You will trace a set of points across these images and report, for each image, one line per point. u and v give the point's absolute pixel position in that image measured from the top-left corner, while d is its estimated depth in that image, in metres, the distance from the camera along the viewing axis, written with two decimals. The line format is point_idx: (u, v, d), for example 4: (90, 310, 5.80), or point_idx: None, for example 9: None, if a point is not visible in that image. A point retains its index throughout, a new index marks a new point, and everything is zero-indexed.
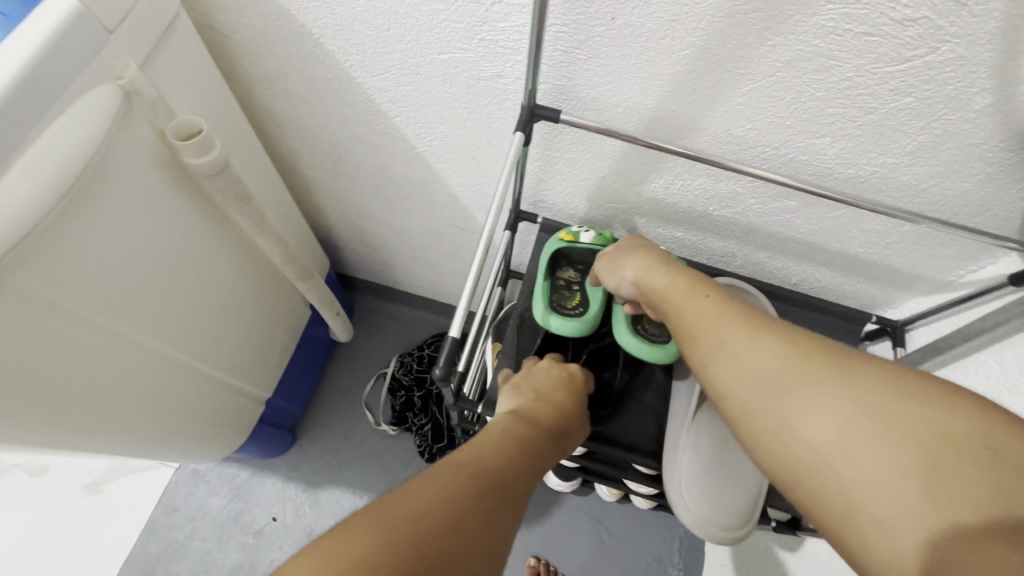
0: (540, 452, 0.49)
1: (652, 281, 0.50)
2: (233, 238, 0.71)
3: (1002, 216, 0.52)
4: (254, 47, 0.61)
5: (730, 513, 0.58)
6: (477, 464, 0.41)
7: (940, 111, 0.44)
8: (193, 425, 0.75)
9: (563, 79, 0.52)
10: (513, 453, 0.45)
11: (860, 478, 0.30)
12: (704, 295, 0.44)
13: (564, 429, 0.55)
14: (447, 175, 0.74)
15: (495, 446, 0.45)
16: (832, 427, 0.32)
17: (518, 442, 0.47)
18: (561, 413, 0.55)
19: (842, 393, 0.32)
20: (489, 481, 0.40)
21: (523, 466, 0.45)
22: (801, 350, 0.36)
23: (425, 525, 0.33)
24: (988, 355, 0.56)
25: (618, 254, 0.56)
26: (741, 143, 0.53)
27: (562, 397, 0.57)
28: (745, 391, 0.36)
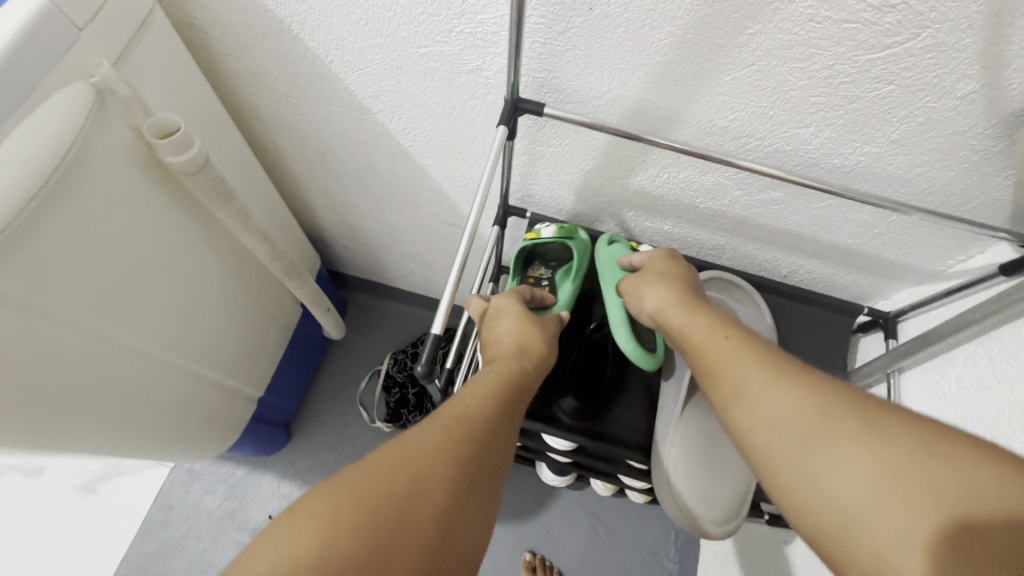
0: (506, 393, 0.46)
1: (671, 316, 0.51)
2: (217, 236, 0.70)
3: (989, 205, 0.51)
4: (234, 44, 0.60)
5: (717, 509, 0.58)
6: (423, 432, 0.38)
7: (923, 98, 0.44)
8: (184, 424, 0.75)
9: (544, 71, 0.52)
10: (474, 409, 0.42)
11: (879, 531, 0.31)
12: (724, 336, 0.45)
13: (524, 353, 0.52)
14: (433, 170, 0.73)
15: (450, 407, 0.42)
16: (852, 481, 0.33)
17: (475, 393, 0.45)
18: (523, 342, 0.53)
19: (862, 449, 0.33)
20: (431, 455, 0.37)
21: (489, 419, 0.42)
22: (823, 401, 0.37)
23: (344, 537, 0.31)
24: (977, 345, 0.55)
25: (639, 283, 0.57)
26: (725, 134, 0.53)
27: (517, 325, 0.55)
28: (768, 442, 0.38)
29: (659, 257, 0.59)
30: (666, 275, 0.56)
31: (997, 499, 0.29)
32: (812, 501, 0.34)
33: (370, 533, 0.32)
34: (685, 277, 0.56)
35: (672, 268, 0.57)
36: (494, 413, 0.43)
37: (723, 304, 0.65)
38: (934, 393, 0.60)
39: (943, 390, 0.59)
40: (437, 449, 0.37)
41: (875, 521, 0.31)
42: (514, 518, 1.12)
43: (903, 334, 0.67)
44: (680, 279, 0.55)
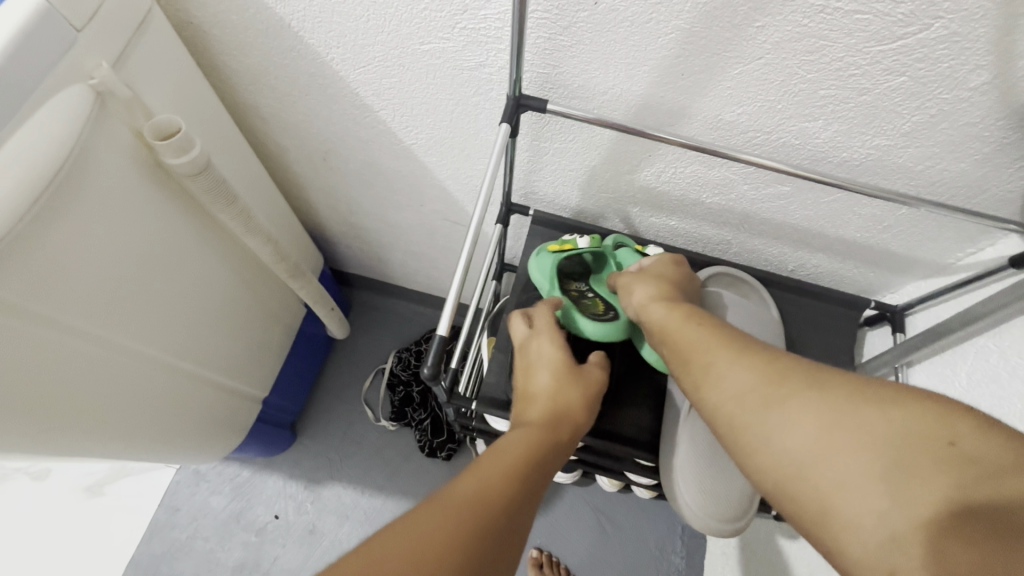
0: (539, 471, 0.41)
1: (652, 311, 0.49)
2: (219, 238, 0.70)
3: (1001, 196, 0.51)
4: (234, 43, 0.60)
5: (726, 506, 0.58)
6: (443, 525, 0.33)
7: (934, 90, 0.43)
8: (190, 426, 0.75)
9: (548, 67, 0.51)
10: (503, 493, 0.37)
11: (838, 488, 0.31)
12: (699, 321, 0.44)
13: (560, 420, 0.48)
14: (436, 168, 0.73)
15: (474, 484, 0.37)
16: (807, 442, 0.33)
17: (506, 467, 0.39)
18: (555, 400, 0.49)
19: (816, 410, 0.34)
20: (452, 557, 0.31)
21: (519, 505, 0.37)
22: (777, 371, 0.37)
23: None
24: (987, 339, 0.55)
25: (629, 280, 0.55)
26: (732, 128, 0.52)
27: (551, 385, 0.50)
28: (729, 413, 0.37)
29: (664, 262, 0.57)
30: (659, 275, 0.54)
31: (937, 441, 0.30)
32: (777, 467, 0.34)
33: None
34: (674, 280, 0.54)
35: (665, 271, 0.55)
36: (526, 500, 0.38)
37: (731, 299, 0.64)
38: (943, 387, 0.60)
39: (953, 384, 0.59)
40: (459, 549, 0.32)
41: (831, 476, 0.31)
42: None
43: (912, 328, 0.66)
44: (668, 280, 0.54)
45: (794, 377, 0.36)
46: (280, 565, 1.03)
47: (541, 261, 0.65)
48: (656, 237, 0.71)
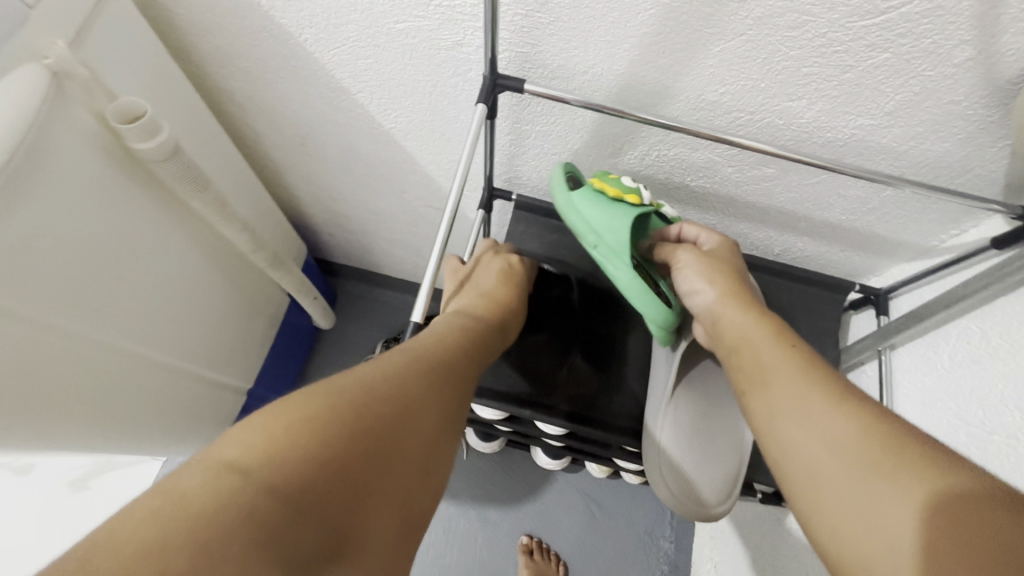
0: (483, 352, 0.51)
1: (725, 312, 0.52)
2: (192, 224, 0.68)
3: (984, 177, 0.50)
4: (202, 22, 0.58)
5: (707, 489, 0.58)
6: (408, 368, 0.41)
7: (918, 67, 0.42)
8: (171, 418, 0.74)
9: (526, 46, 0.49)
10: (456, 359, 0.46)
11: (883, 526, 0.32)
12: (789, 346, 0.45)
13: (506, 322, 0.58)
14: (417, 153, 0.71)
15: (432, 350, 0.45)
16: (871, 483, 0.34)
17: (453, 342, 0.48)
18: (502, 296, 0.60)
19: (888, 460, 0.34)
20: (416, 389, 0.40)
21: (465, 368, 0.47)
22: (861, 416, 0.38)
23: (339, 441, 0.34)
24: (969, 320, 0.55)
25: (694, 262, 0.56)
26: (715, 108, 0.51)
27: (503, 296, 0.60)
28: (802, 441, 0.39)
29: (721, 249, 0.58)
30: (725, 266, 0.55)
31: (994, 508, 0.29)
32: (836, 512, 0.35)
33: (365, 444, 0.35)
34: (740, 272, 0.56)
35: (728, 261, 0.56)
36: (473, 368, 0.48)
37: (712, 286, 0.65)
38: (925, 368, 0.60)
39: (935, 365, 0.59)
40: (420, 385, 0.41)
41: (881, 516, 0.33)
42: (511, 502, 1.12)
43: (896, 310, 0.66)
44: (735, 273, 0.55)
45: (879, 429, 0.36)
46: None
47: (610, 216, 0.55)
48: None
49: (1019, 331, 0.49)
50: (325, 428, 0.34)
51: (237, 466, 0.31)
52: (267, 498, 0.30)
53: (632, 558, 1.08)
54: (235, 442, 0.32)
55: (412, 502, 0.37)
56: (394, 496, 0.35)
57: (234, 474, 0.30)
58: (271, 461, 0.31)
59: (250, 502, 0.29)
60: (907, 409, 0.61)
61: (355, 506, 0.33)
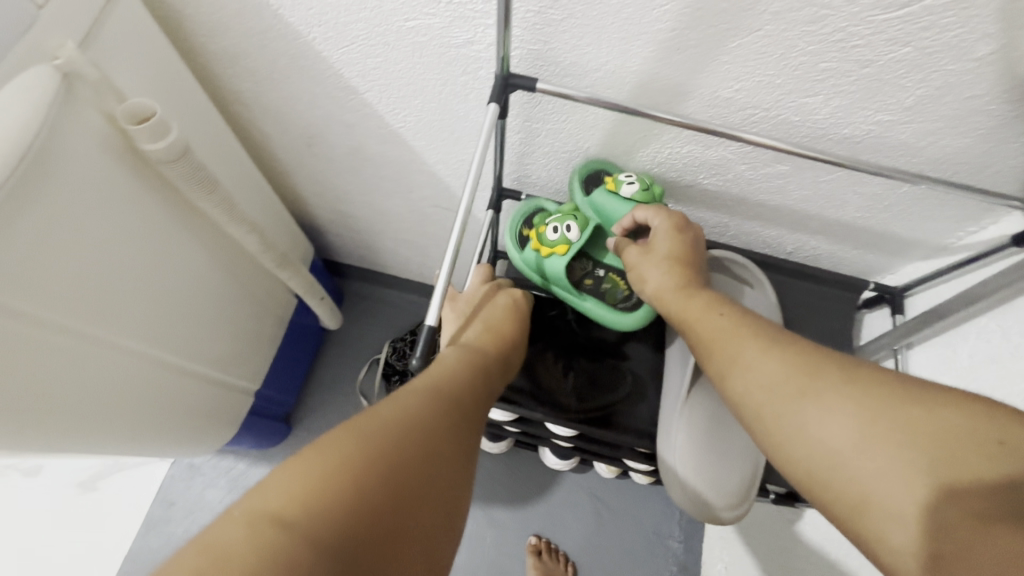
0: (492, 384, 0.52)
1: (670, 301, 0.52)
2: (201, 226, 0.68)
3: (1004, 173, 0.49)
4: (210, 22, 0.57)
5: (725, 494, 0.58)
6: (425, 407, 0.42)
7: (939, 61, 0.41)
8: (180, 420, 0.74)
9: (538, 43, 0.49)
10: (470, 394, 0.47)
11: (874, 477, 0.33)
12: (719, 314, 0.47)
13: (510, 356, 0.57)
14: (425, 152, 0.71)
15: (444, 383, 0.46)
16: (848, 435, 0.35)
17: (464, 374, 0.49)
18: (509, 332, 0.59)
19: (853, 407, 0.35)
20: (436, 427, 0.41)
21: (478, 400, 0.48)
22: (813, 364, 0.39)
23: (370, 486, 0.35)
24: (989, 319, 0.54)
25: (637, 261, 0.57)
26: (730, 105, 0.50)
27: (508, 329, 0.59)
28: (764, 399, 0.40)
29: (666, 232, 0.57)
30: (669, 253, 0.56)
31: (979, 439, 0.31)
32: (817, 462, 0.36)
33: (394, 485, 0.36)
34: (687, 254, 0.56)
35: (673, 245, 0.56)
36: (485, 399, 0.49)
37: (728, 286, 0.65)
38: (943, 368, 0.59)
39: (953, 364, 0.58)
40: (439, 422, 0.42)
41: (868, 467, 0.33)
42: (519, 502, 1.11)
43: (911, 309, 0.66)
44: (681, 259, 0.55)
45: (824, 372, 0.38)
46: None
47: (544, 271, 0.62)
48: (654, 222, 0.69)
49: None
50: (359, 471, 0.35)
51: (277, 520, 0.32)
52: (310, 553, 0.31)
53: (641, 558, 1.08)
54: (270, 492, 0.33)
55: (442, 541, 0.38)
56: (426, 537, 0.36)
57: (278, 530, 0.31)
58: (309, 511, 0.32)
59: (294, 557, 0.30)
60: None
61: (396, 542, 0.34)
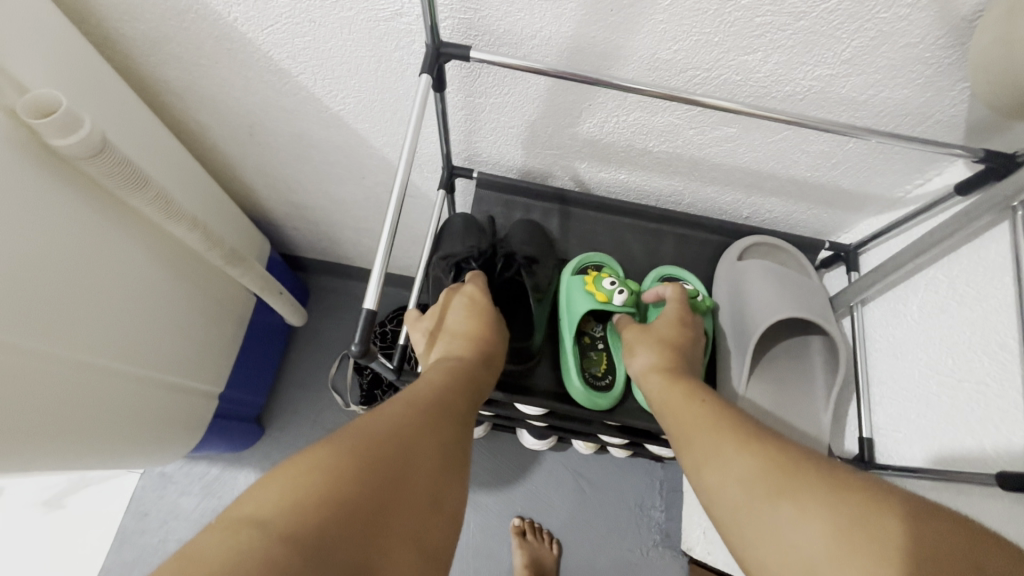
0: (475, 388, 0.49)
1: (650, 382, 0.52)
2: (134, 223, 0.64)
3: (945, 122, 0.49)
4: (123, 7, 0.54)
5: None
6: (404, 410, 0.41)
7: (872, 9, 0.41)
8: (137, 431, 0.71)
9: (469, 11, 0.47)
10: (450, 397, 0.45)
11: None
12: (700, 401, 0.46)
13: (488, 353, 0.55)
14: (370, 135, 0.68)
15: (426, 391, 0.44)
16: (818, 548, 0.33)
17: (442, 383, 0.47)
18: (479, 337, 0.56)
19: (823, 515, 0.34)
20: (414, 429, 0.39)
21: (460, 399, 0.46)
22: (786, 461, 0.38)
23: (349, 481, 0.33)
24: (936, 270, 0.55)
25: (634, 339, 0.58)
26: (671, 67, 0.49)
27: (477, 329, 0.57)
28: (733, 493, 0.39)
29: (670, 320, 0.58)
30: (664, 337, 0.56)
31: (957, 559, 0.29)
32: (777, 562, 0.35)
33: (373, 485, 0.34)
34: (681, 345, 0.56)
35: (672, 332, 0.57)
36: (470, 404, 0.47)
37: (762, 265, 0.63)
38: (895, 321, 0.60)
39: (904, 317, 0.58)
40: (418, 427, 0.39)
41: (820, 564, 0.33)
42: (501, 485, 1.12)
43: (865, 265, 0.66)
44: (675, 347, 0.55)
45: (794, 468, 0.37)
46: None
47: (574, 302, 0.62)
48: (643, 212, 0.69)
49: (984, 277, 0.49)
50: (338, 473, 0.33)
51: (252, 521, 0.30)
52: (286, 544, 0.29)
53: (624, 531, 1.09)
54: (250, 500, 0.32)
55: (432, 535, 0.35)
56: (414, 536, 0.34)
57: (252, 527, 0.30)
58: (285, 511, 0.31)
59: (267, 550, 0.29)
60: (879, 362, 0.61)
61: (376, 541, 0.32)
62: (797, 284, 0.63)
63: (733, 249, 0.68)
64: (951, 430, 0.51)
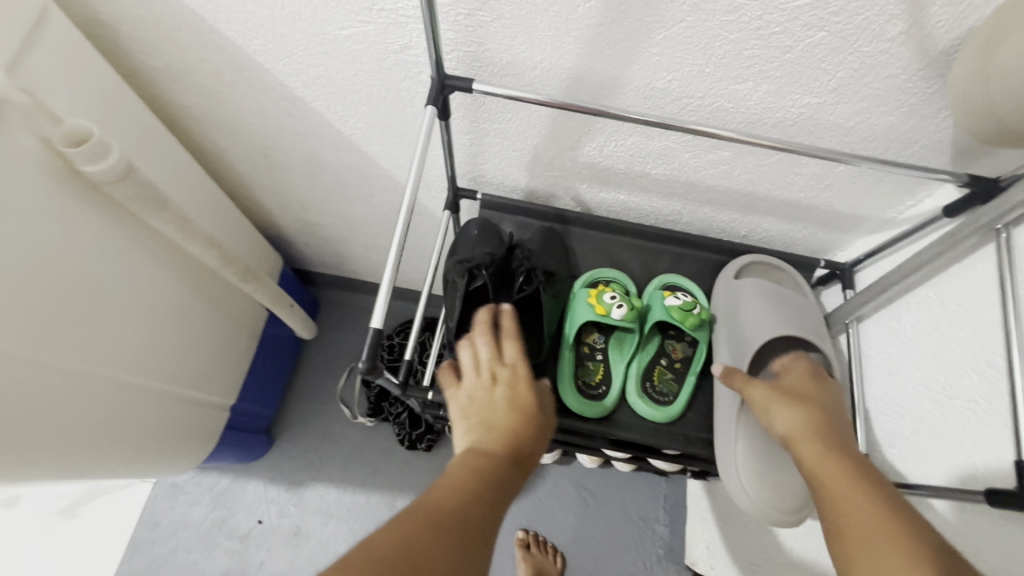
0: (501, 490, 0.42)
1: (802, 447, 0.48)
2: (155, 243, 0.67)
3: (930, 147, 0.51)
4: (151, 41, 0.57)
5: (786, 491, 0.56)
6: (416, 528, 0.35)
7: (854, 43, 0.43)
8: (152, 442, 0.73)
9: (473, 44, 0.50)
10: (477, 504, 0.39)
11: None
12: (863, 493, 0.42)
13: (522, 450, 0.47)
14: (380, 158, 0.71)
15: (450, 488, 0.40)
16: None
17: (468, 487, 0.40)
18: (511, 425, 0.48)
19: None
20: (431, 554, 0.34)
21: (488, 505, 0.40)
22: None
23: None
24: (927, 290, 0.56)
25: (769, 396, 0.53)
26: (665, 96, 0.51)
27: (510, 418, 0.49)
28: None
29: (802, 374, 0.57)
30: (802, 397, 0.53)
31: None
32: None
33: None
34: (822, 399, 0.54)
35: (808, 387, 0.55)
36: (498, 512, 0.40)
37: (762, 282, 0.66)
38: (890, 339, 0.61)
39: (898, 335, 0.60)
40: (438, 554, 0.34)
41: None
42: None
43: (861, 283, 0.67)
44: (817, 403, 0.53)
45: None
46: (266, 569, 1.03)
47: (576, 312, 0.65)
48: (641, 231, 0.71)
49: (972, 298, 0.51)
50: None
51: None
52: None
53: (628, 545, 1.10)
54: None
55: None
56: None
57: None
58: None
59: None
60: (875, 379, 0.62)
61: None
62: (794, 302, 0.65)
63: (735, 265, 0.70)
64: (943, 448, 0.52)
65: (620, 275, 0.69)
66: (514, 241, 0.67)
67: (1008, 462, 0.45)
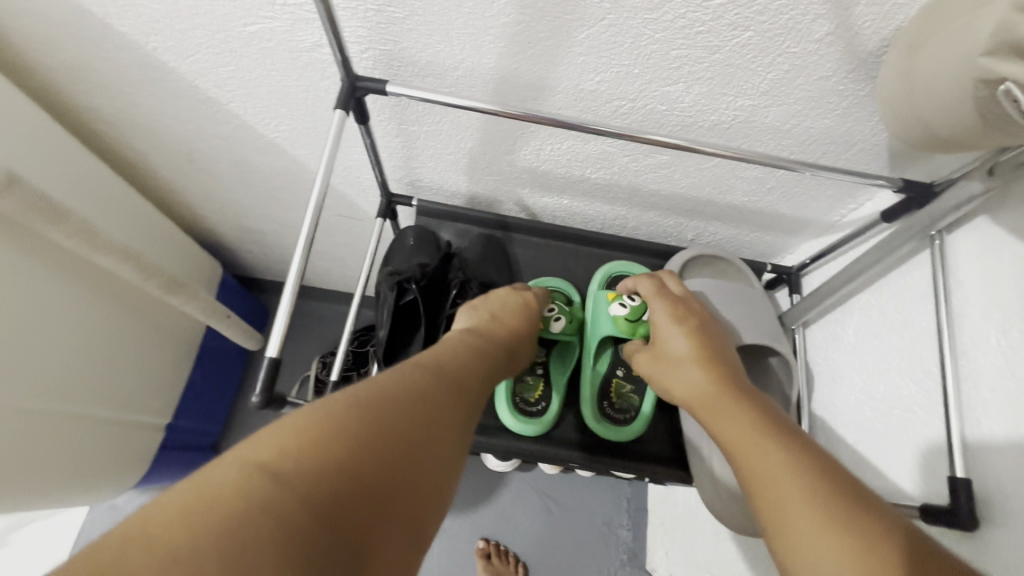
0: (493, 373, 0.46)
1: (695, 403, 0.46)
2: (58, 255, 0.62)
3: (866, 150, 0.50)
4: (36, 36, 0.52)
5: None
6: (414, 374, 0.37)
7: (782, 44, 0.41)
8: (75, 468, 0.68)
9: (388, 43, 0.46)
10: (467, 370, 0.42)
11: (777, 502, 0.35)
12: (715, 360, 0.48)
13: (513, 348, 0.51)
14: (309, 161, 0.67)
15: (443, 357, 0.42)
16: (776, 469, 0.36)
17: (466, 360, 0.43)
18: (515, 328, 0.53)
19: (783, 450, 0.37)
20: (434, 395, 0.36)
21: (478, 375, 0.43)
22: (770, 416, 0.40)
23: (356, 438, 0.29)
24: (869, 295, 0.55)
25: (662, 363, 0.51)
26: (596, 98, 0.49)
27: (516, 321, 0.54)
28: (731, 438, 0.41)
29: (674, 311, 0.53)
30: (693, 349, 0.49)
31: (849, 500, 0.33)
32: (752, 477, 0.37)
33: (370, 437, 0.29)
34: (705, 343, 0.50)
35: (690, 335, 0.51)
36: (484, 385, 0.43)
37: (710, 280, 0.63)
38: (834, 344, 0.60)
39: (842, 340, 0.58)
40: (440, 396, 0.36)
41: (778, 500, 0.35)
42: (467, 507, 1.10)
43: (807, 287, 0.66)
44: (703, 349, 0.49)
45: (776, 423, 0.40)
46: None
47: None
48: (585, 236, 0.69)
49: (910, 304, 0.50)
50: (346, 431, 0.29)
51: (263, 467, 0.26)
52: (278, 486, 0.25)
53: (592, 551, 1.08)
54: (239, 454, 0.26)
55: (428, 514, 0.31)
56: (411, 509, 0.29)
57: (262, 475, 0.25)
58: (304, 463, 0.27)
59: (262, 496, 0.24)
60: (820, 385, 0.61)
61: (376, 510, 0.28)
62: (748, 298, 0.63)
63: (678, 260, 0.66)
64: (883, 457, 0.51)
65: (562, 283, 0.66)
66: (451, 250, 0.64)
67: (942, 475, 0.44)
